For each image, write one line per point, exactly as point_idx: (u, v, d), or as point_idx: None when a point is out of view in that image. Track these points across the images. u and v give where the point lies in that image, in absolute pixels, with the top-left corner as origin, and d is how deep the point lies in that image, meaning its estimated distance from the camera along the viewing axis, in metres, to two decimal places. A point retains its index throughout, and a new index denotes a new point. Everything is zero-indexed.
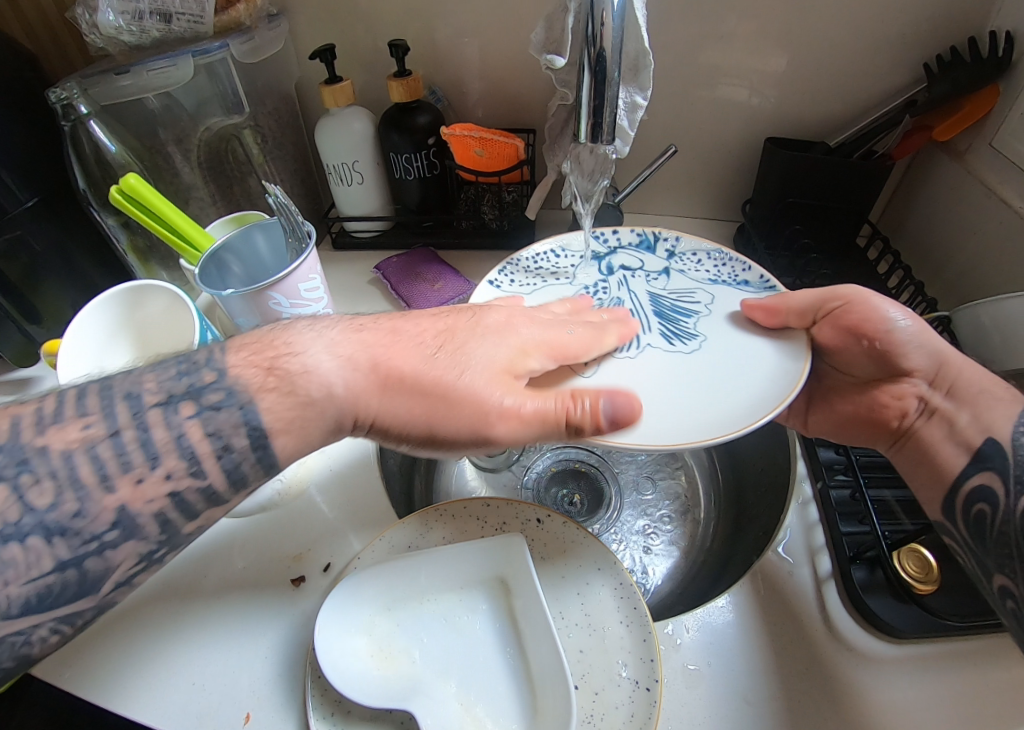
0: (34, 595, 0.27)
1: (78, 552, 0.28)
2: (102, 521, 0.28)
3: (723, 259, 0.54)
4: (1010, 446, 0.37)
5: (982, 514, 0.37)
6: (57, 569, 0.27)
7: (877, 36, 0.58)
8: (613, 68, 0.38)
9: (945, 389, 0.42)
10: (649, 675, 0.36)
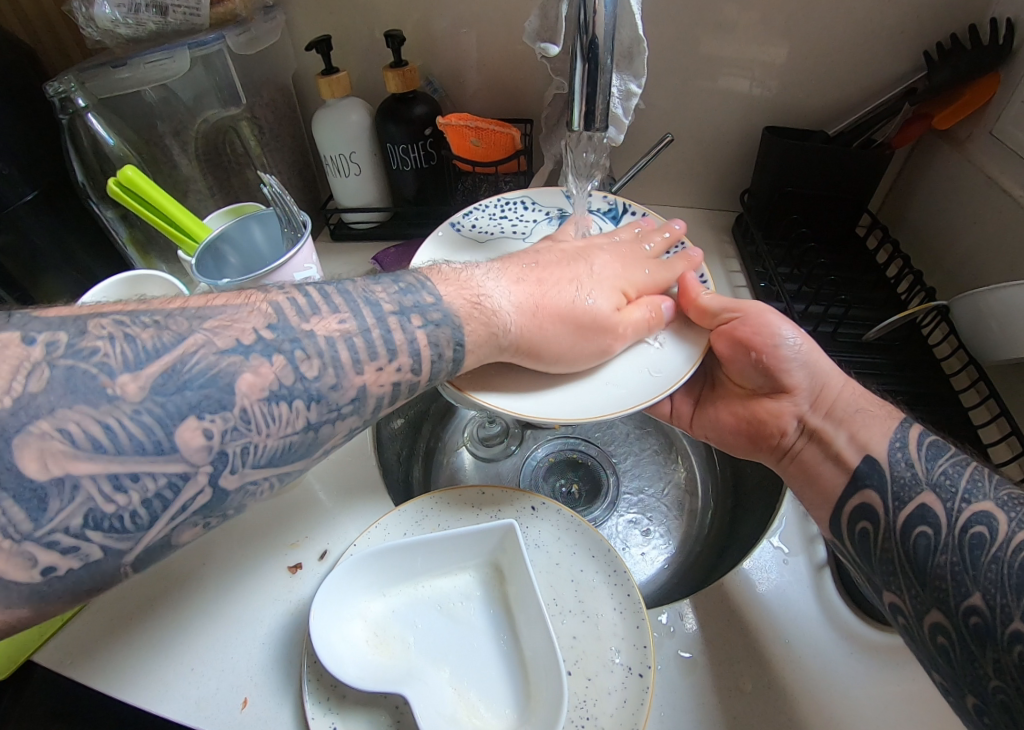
0: (280, 450, 0.29)
1: (324, 419, 0.31)
2: (346, 395, 0.31)
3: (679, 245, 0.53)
4: (886, 461, 0.38)
5: (867, 531, 0.38)
6: (304, 429, 0.30)
7: (876, 24, 0.57)
8: (606, 55, 0.38)
9: (823, 409, 0.43)
10: (641, 661, 0.36)
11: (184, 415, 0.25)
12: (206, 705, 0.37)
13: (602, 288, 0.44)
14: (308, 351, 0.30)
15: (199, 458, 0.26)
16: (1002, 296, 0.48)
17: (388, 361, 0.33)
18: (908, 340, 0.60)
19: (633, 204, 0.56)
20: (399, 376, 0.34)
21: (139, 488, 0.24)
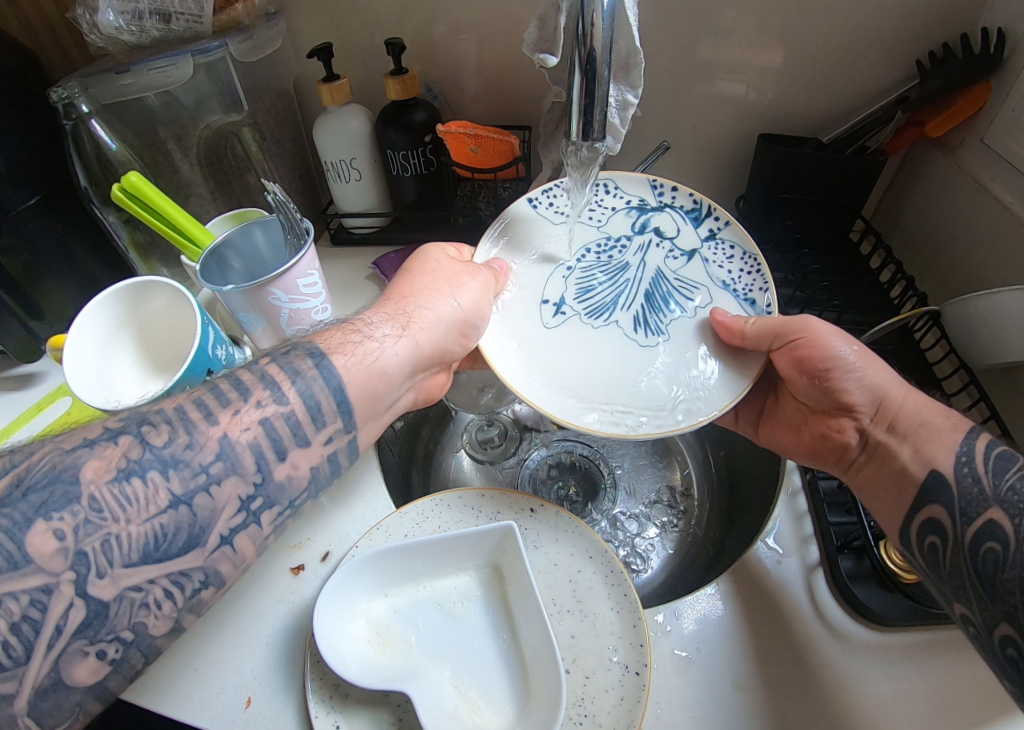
0: (151, 539, 0.29)
1: (192, 488, 0.30)
2: (209, 453, 0.31)
3: (751, 265, 0.53)
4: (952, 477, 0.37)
5: (938, 542, 0.37)
6: (171, 506, 0.29)
7: (868, 33, 0.58)
8: (603, 67, 0.39)
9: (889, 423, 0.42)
10: (638, 660, 0.37)
11: (32, 520, 0.26)
12: (211, 705, 0.38)
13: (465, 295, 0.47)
14: (157, 423, 0.31)
15: (56, 566, 0.26)
16: (993, 301, 0.49)
17: (246, 403, 0.33)
18: (901, 344, 0.60)
19: (719, 209, 0.55)
20: (263, 412, 0.33)
21: (2, 613, 0.25)
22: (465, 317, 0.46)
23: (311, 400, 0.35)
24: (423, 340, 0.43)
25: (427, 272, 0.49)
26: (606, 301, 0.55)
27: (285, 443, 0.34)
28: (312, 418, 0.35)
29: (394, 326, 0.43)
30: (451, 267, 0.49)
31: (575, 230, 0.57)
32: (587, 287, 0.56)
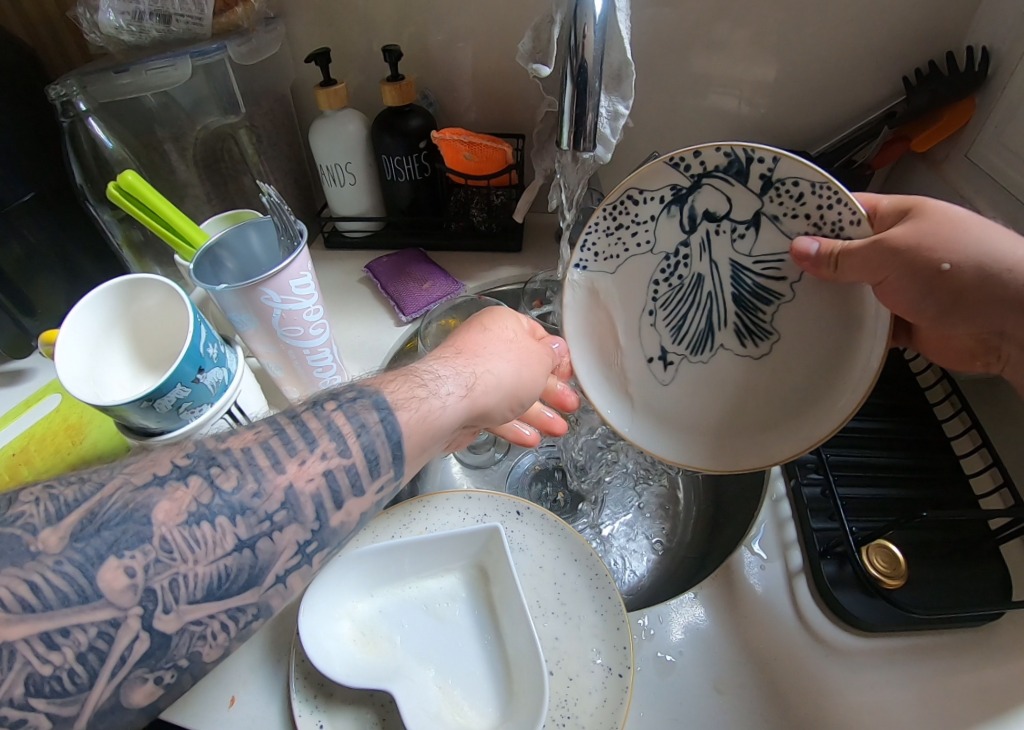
0: (216, 576, 0.26)
1: (256, 533, 0.28)
2: (273, 501, 0.29)
3: (833, 194, 0.39)
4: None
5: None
6: (236, 549, 0.27)
7: (855, 50, 0.60)
8: (594, 79, 0.39)
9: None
10: (621, 662, 0.37)
11: (103, 556, 0.24)
12: (194, 704, 0.37)
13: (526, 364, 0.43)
14: (225, 464, 0.29)
15: (124, 600, 0.24)
16: None
17: (311, 453, 0.30)
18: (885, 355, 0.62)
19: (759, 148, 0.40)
20: (325, 463, 0.31)
21: (69, 644, 0.23)
22: (527, 382, 0.43)
23: (371, 453, 0.32)
24: (479, 399, 0.39)
25: (504, 340, 0.44)
26: (704, 330, 0.49)
27: (343, 491, 0.31)
28: (368, 468, 0.32)
29: (461, 378, 0.39)
30: (527, 342, 0.45)
31: (627, 263, 0.49)
32: (677, 324, 0.49)
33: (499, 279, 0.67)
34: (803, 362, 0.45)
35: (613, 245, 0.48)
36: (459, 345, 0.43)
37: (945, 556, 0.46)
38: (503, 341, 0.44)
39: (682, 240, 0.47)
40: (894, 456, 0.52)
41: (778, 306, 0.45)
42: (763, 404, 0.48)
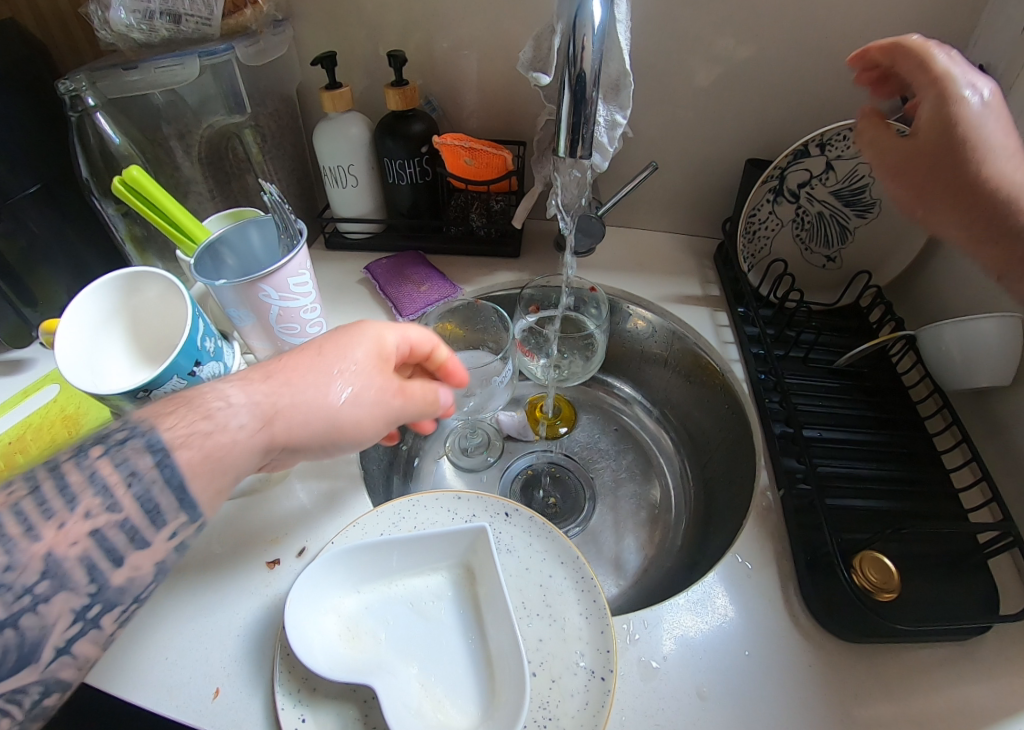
0: None
1: (12, 615, 0.23)
2: (32, 573, 0.24)
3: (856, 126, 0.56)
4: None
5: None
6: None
7: (851, 67, 0.61)
8: (592, 88, 0.40)
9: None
10: (604, 666, 0.38)
11: None
12: (176, 693, 0.38)
13: (356, 401, 0.36)
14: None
15: None
16: (968, 328, 0.51)
17: (70, 514, 0.25)
18: (877, 367, 0.62)
19: (811, 135, 0.57)
20: (93, 521, 0.25)
21: None
22: (346, 414, 0.35)
23: (149, 501, 0.27)
24: (280, 437, 0.33)
25: (336, 373, 0.35)
26: (840, 229, 0.65)
27: (123, 549, 0.26)
28: (151, 517, 0.27)
29: (259, 402, 0.32)
30: (371, 373, 0.37)
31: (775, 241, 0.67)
32: (824, 237, 0.66)
33: (496, 283, 0.68)
34: (905, 205, 0.61)
35: (759, 248, 0.67)
36: (277, 362, 0.35)
37: (931, 570, 0.46)
38: (338, 366, 0.36)
39: (797, 204, 0.64)
40: (882, 468, 0.52)
41: (874, 183, 0.61)
42: (871, 246, 0.65)
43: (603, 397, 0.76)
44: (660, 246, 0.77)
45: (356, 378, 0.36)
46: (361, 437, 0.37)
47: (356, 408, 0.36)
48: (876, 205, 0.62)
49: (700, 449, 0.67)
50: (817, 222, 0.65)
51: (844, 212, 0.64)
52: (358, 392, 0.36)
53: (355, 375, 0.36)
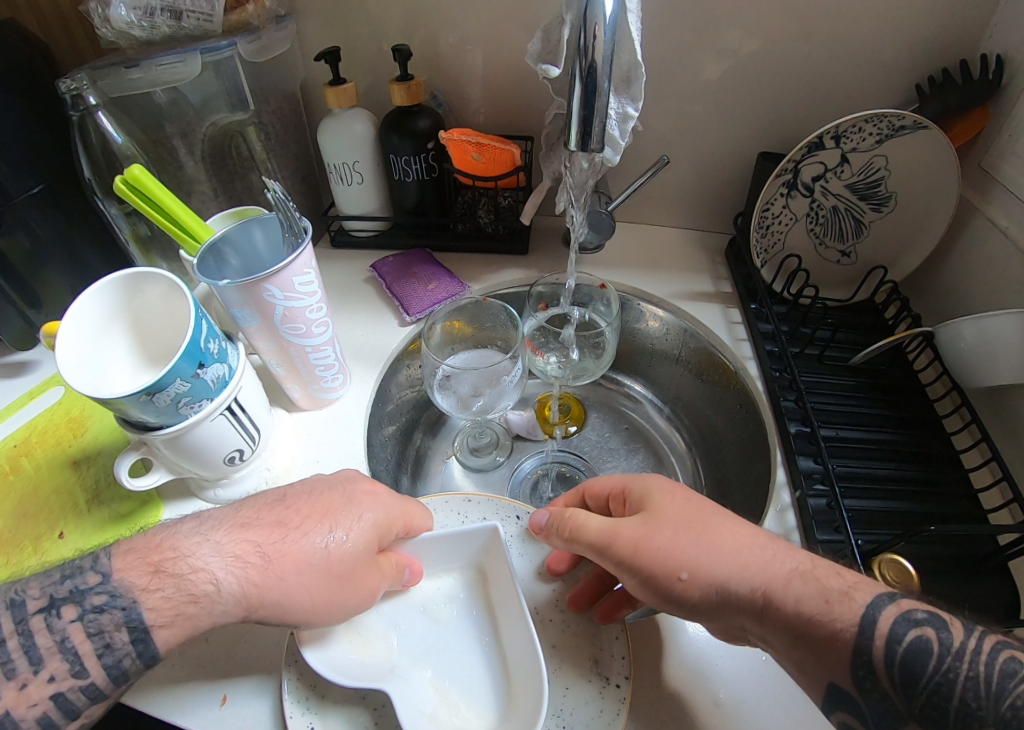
0: None
1: None
2: None
3: (875, 116, 0.54)
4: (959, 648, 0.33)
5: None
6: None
7: (866, 58, 0.59)
8: (603, 79, 0.39)
9: (728, 563, 0.34)
10: (620, 672, 0.37)
11: None
12: (182, 699, 0.37)
13: (335, 543, 0.35)
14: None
15: None
16: (987, 324, 0.49)
17: (35, 676, 0.28)
18: (893, 365, 0.61)
19: (827, 126, 0.55)
20: (55, 686, 0.29)
21: None
22: (327, 576, 0.35)
23: (115, 669, 0.30)
24: (264, 616, 0.33)
25: (313, 564, 0.34)
26: (855, 225, 0.63)
27: (79, 708, 0.29)
28: (110, 683, 0.30)
29: (234, 568, 0.33)
30: (342, 583, 0.35)
31: (787, 237, 0.65)
32: (839, 232, 0.64)
33: (504, 281, 0.67)
34: (923, 198, 0.60)
35: (772, 243, 0.65)
36: (261, 512, 0.36)
37: (949, 571, 0.45)
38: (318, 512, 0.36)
39: (811, 199, 0.62)
40: (901, 469, 0.51)
41: (889, 176, 0.59)
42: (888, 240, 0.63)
43: (613, 395, 0.75)
44: (670, 242, 0.76)
45: (330, 529, 0.36)
46: (348, 606, 0.35)
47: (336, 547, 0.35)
48: (892, 197, 0.61)
49: (713, 449, 0.66)
50: (832, 217, 0.63)
51: (860, 206, 0.62)
52: (335, 545, 0.35)
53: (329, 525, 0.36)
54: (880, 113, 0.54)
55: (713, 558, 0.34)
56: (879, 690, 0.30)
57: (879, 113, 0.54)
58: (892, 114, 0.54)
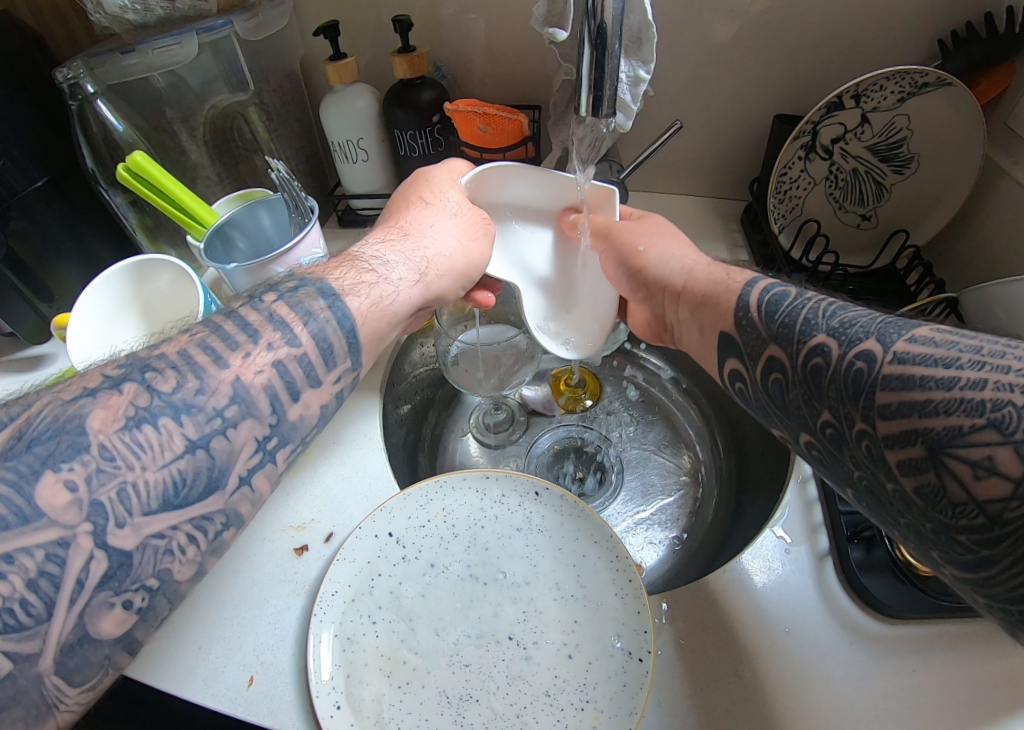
0: (170, 484, 0.28)
1: (209, 433, 0.30)
2: (222, 397, 0.31)
3: (901, 73, 0.52)
4: (733, 328, 0.36)
5: (836, 434, 0.28)
6: (188, 450, 0.29)
7: (886, 12, 0.57)
8: (614, 40, 0.37)
9: (673, 251, 0.46)
10: (641, 646, 0.36)
11: (40, 470, 0.25)
12: (211, 683, 0.38)
13: (434, 245, 0.45)
14: (162, 369, 0.30)
15: (70, 517, 0.25)
16: (1014, 289, 0.48)
17: (255, 346, 0.33)
18: (915, 332, 0.58)
19: (850, 84, 0.52)
20: (274, 354, 0.33)
21: (17, 569, 0.24)
22: (466, 279, 0.47)
23: (323, 342, 0.35)
24: (434, 286, 0.45)
25: (448, 213, 0.47)
26: (875, 188, 0.61)
27: (299, 383, 0.34)
28: (323, 359, 0.35)
29: (409, 267, 0.43)
30: (470, 213, 0.48)
31: (804, 204, 0.63)
32: (856, 197, 0.62)
33: None
34: (946, 159, 0.57)
35: (791, 207, 0.62)
36: (401, 219, 0.46)
37: None
38: (435, 232, 0.45)
39: (830, 162, 0.60)
40: None
41: (910, 136, 0.57)
42: (908, 203, 0.61)
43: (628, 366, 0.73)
44: (683, 211, 0.74)
45: (439, 232, 0.46)
46: (481, 247, 0.47)
47: (440, 250, 0.45)
48: (913, 158, 0.58)
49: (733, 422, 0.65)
50: (851, 180, 0.61)
51: (881, 170, 0.60)
52: (440, 236, 0.45)
53: (441, 228, 0.46)
54: (905, 67, 0.51)
55: (665, 241, 0.47)
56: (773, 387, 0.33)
57: (902, 69, 0.51)
58: (915, 70, 0.51)
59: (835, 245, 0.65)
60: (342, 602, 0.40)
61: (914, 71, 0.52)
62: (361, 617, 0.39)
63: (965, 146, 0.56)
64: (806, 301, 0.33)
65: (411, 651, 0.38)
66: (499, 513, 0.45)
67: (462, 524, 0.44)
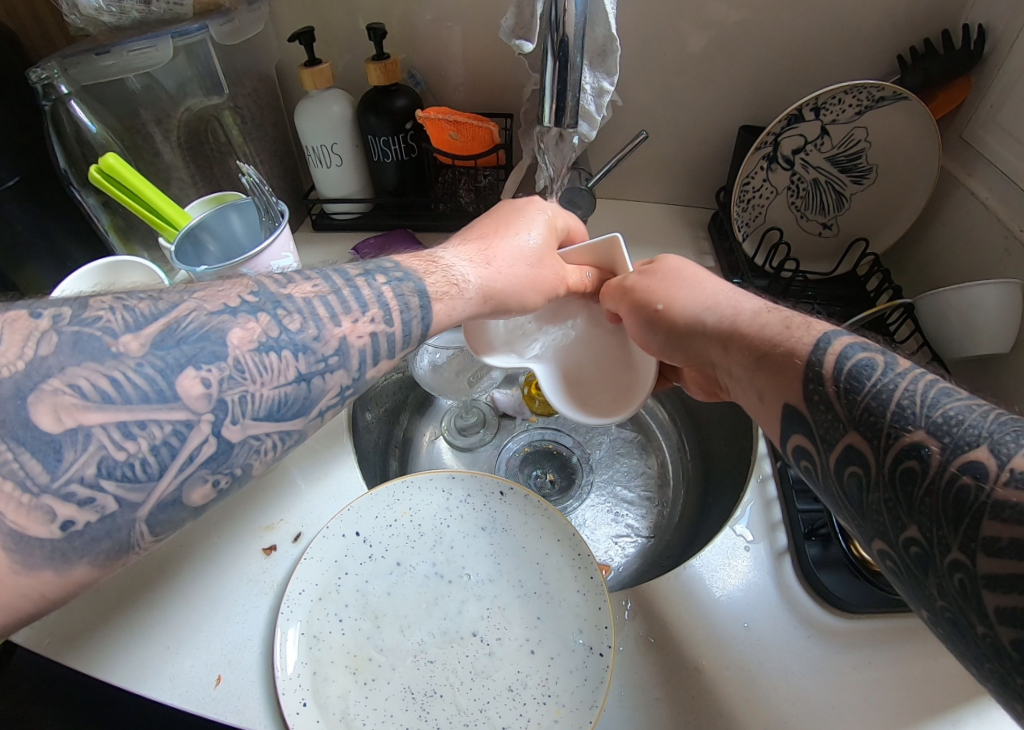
0: (276, 402, 0.31)
1: (314, 370, 0.32)
2: (330, 347, 0.33)
3: (857, 87, 0.54)
4: (803, 403, 0.31)
5: (922, 556, 0.24)
6: (297, 380, 0.31)
7: (846, 29, 0.59)
8: (576, 53, 0.39)
9: (699, 301, 0.42)
10: (601, 641, 0.37)
11: (183, 365, 0.27)
12: (180, 681, 0.38)
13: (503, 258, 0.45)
14: (291, 309, 0.32)
15: (199, 406, 0.27)
16: (969, 295, 0.50)
17: (363, 316, 0.35)
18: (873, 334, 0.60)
19: (809, 99, 0.54)
20: (374, 327, 0.35)
21: (146, 435, 0.26)
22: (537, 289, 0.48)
23: (407, 331, 0.37)
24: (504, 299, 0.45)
25: (523, 226, 0.48)
26: (835, 197, 0.63)
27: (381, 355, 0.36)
28: (402, 342, 0.37)
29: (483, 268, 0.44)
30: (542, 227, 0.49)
31: (768, 210, 0.65)
32: (818, 205, 0.64)
33: None
34: (904, 171, 0.60)
35: (753, 215, 0.64)
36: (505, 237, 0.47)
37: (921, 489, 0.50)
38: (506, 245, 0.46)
39: (791, 171, 0.62)
40: None
41: (868, 148, 0.59)
42: (867, 211, 0.63)
43: None
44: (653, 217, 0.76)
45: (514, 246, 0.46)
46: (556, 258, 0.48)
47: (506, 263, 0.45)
48: (872, 170, 0.60)
49: (699, 424, 0.66)
50: (812, 189, 0.63)
51: (841, 180, 0.62)
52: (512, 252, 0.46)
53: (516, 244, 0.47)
54: (862, 82, 0.53)
55: (682, 294, 0.43)
56: (825, 399, 0.30)
57: (859, 84, 0.53)
58: (872, 85, 0.53)
59: (799, 251, 0.67)
60: (309, 600, 0.40)
61: (868, 85, 0.54)
62: (327, 615, 0.40)
63: (922, 157, 0.58)
64: (899, 381, 0.27)
65: (376, 649, 0.39)
66: (464, 514, 0.46)
67: (428, 524, 0.45)
